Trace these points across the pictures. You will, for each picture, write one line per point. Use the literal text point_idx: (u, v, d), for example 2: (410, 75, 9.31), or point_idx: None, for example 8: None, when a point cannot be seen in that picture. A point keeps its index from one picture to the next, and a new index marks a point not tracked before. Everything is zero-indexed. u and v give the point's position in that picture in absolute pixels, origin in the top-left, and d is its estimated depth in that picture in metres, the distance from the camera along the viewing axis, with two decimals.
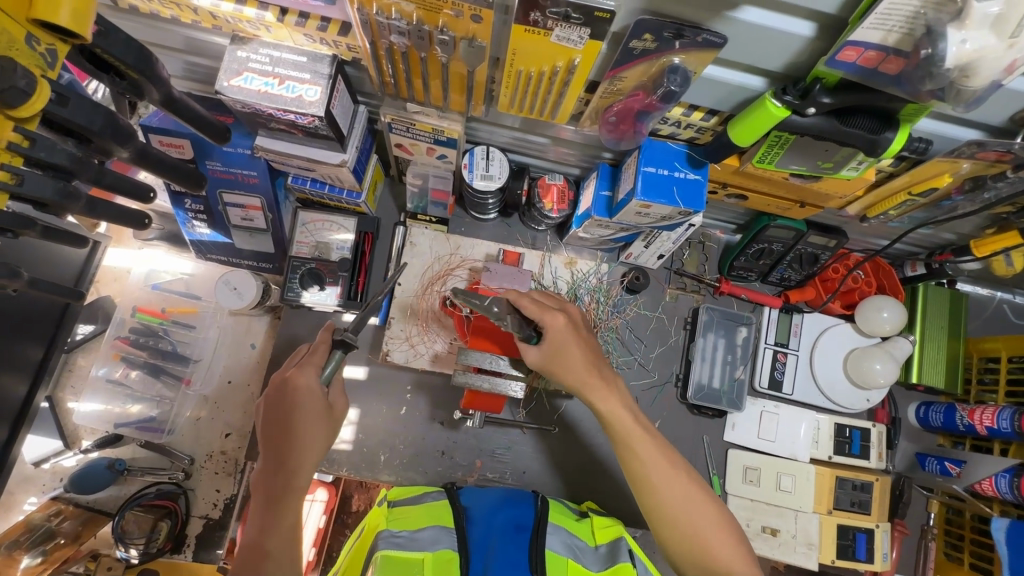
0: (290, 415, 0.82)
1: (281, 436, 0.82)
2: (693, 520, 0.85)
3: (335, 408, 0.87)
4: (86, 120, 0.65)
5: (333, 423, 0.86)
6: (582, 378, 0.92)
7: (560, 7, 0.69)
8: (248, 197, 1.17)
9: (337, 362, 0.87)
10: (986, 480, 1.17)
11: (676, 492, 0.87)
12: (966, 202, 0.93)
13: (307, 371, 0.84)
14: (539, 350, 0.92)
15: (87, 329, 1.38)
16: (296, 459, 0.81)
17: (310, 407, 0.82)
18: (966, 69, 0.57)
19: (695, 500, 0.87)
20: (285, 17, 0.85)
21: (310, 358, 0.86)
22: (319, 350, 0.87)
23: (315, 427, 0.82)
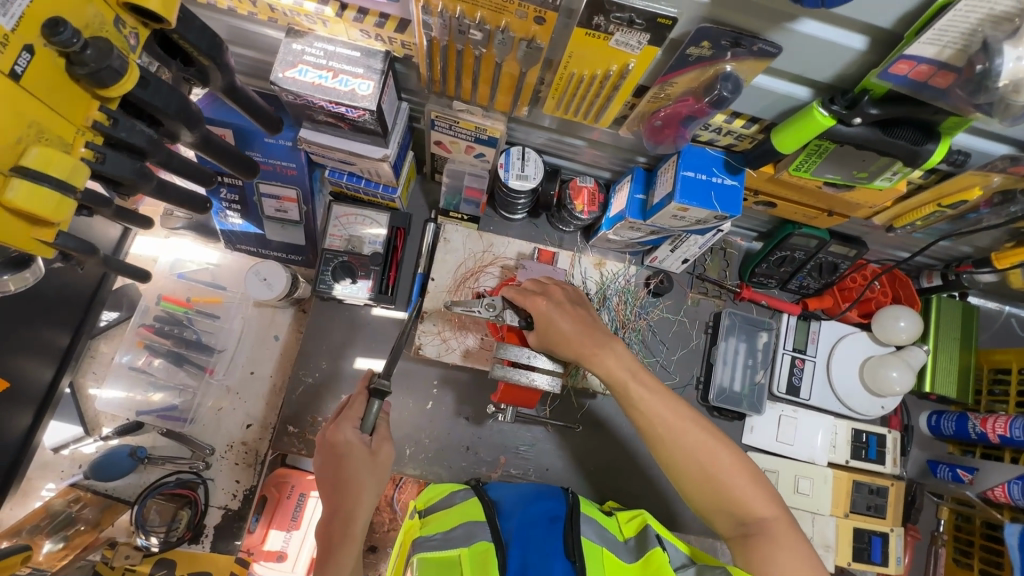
0: (335, 467, 0.88)
1: (332, 488, 0.88)
2: (708, 466, 0.87)
3: (379, 454, 0.91)
4: (163, 103, 0.66)
5: (379, 467, 0.90)
6: (581, 349, 0.95)
7: (625, 13, 0.71)
8: (285, 189, 1.18)
9: (373, 411, 0.94)
10: (998, 486, 1.20)
11: (687, 440, 0.88)
12: (992, 216, 0.97)
13: (344, 425, 0.91)
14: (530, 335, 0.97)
15: (112, 316, 1.37)
16: (346, 505, 0.86)
17: (349, 456, 0.88)
18: (1017, 85, 0.61)
19: (707, 445, 0.88)
20: (344, 12, 0.87)
21: (346, 413, 0.93)
22: (356, 402, 0.95)
23: (359, 474, 0.88)
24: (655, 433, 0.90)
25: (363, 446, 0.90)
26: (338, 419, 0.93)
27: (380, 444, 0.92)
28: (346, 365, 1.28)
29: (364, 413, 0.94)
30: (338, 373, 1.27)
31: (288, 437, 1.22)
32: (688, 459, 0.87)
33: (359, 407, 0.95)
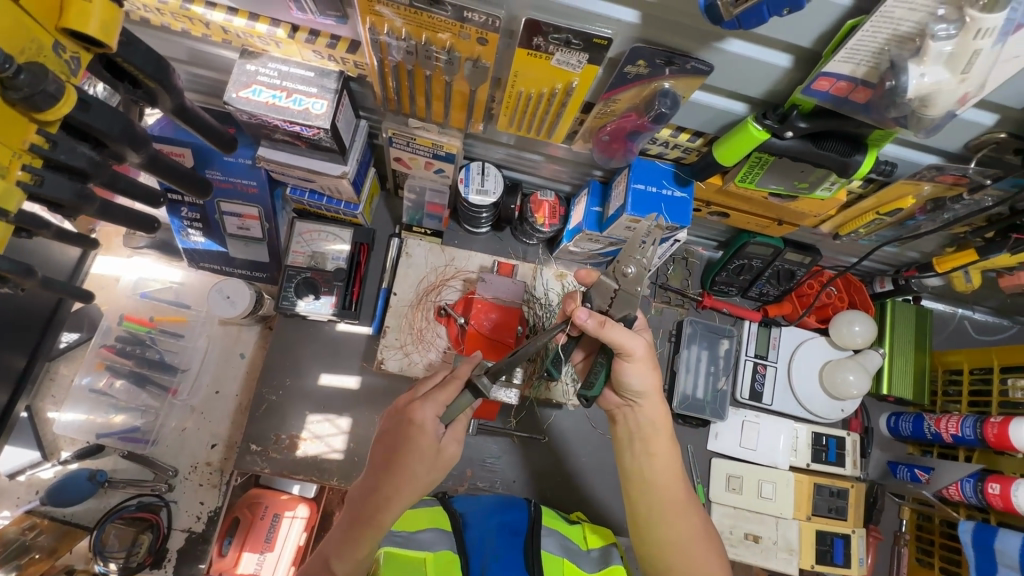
0: (400, 445, 0.82)
1: (388, 465, 0.82)
2: (691, 538, 0.89)
3: (443, 454, 0.85)
4: (106, 125, 0.67)
5: (435, 468, 0.84)
6: (649, 383, 0.89)
7: (562, 34, 0.74)
8: (246, 207, 1.18)
9: (461, 405, 0.85)
10: (952, 485, 1.24)
11: (685, 507, 0.90)
12: (928, 222, 1.02)
13: (430, 406, 0.83)
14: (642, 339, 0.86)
15: (71, 337, 1.35)
16: (390, 490, 0.81)
17: (420, 444, 0.82)
18: (925, 99, 0.65)
19: (698, 521, 0.91)
20: (295, 34, 0.89)
21: (437, 392, 0.84)
22: (451, 386, 0.85)
23: (415, 466, 0.81)
24: (655, 486, 0.90)
25: (435, 440, 0.83)
26: (427, 394, 0.85)
27: (449, 442, 0.86)
28: (311, 381, 1.28)
29: (453, 402, 0.85)
30: (303, 389, 1.27)
31: (251, 456, 1.21)
32: (674, 525, 0.89)
33: (450, 391, 0.86)
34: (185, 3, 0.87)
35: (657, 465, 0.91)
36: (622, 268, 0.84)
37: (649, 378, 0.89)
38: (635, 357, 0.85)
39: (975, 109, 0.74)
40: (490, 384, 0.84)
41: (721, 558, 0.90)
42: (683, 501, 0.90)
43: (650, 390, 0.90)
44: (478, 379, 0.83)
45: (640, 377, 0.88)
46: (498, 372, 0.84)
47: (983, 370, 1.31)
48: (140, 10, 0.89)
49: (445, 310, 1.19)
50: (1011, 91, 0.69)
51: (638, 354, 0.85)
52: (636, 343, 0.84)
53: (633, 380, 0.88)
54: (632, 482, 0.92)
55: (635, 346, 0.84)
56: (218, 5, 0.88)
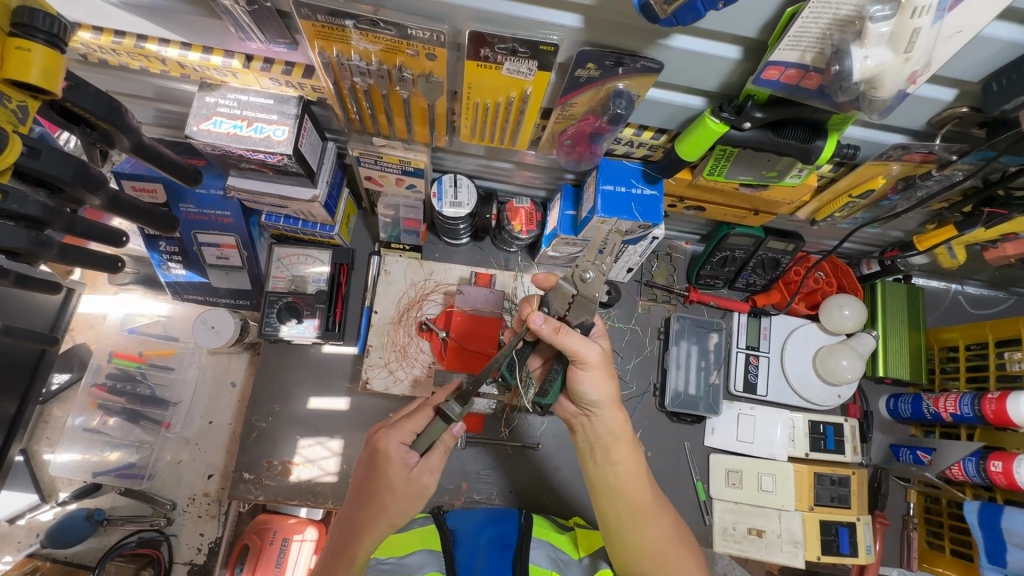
0: (370, 474, 0.83)
1: (362, 494, 0.83)
2: (663, 541, 0.89)
3: (417, 482, 0.83)
4: (58, 170, 0.68)
5: (409, 498, 0.82)
6: (609, 393, 0.88)
7: (507, 44, 0.74)
8: (223, 236, 1.19)
9: (432, 432, 0.84)
10: (955, 465, 1.21)
11: (655, 510, 0.90)
12: (903, 201, 1.00)
13: (396, 434, 0.84)
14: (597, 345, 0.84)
15: (62, 378, 1.37)
16: (363, 519, 0.82)
17: (389, 473, 0.81)
18: (872, 81, 0.64)
19: (668, 524, 0.91)
20: (250, 63, 0.90)
21: (405, 421, 0.85)
22: (420, 414, 0.86)
23: (386, 496, 0.81)
24: (623, 493, 0.89)
25: (405, 468, 0.82)
26: (395, 423, 0.86)
27: (424, 472, 0.83)
28: (300, 405, 1.28)
29: (423, 430, 0.85)
30: (292, 414, 1.27)
31: (244, 484, 1.21)
32: (644, 530, 0.89)
33: (420, 420, 0.87)
34: (139, 41, 0.87)
35: (623, 473, 0.90)
36: (582, 273, 0.83)
37: (607, 388, 0.88)
38: (588, 365, 0.84)
39: (931, 85, 0.73)
40: (458, 410, 0.83)
41: (695, 556, 0.91)
42: (651, 505, 0.90)
43: (609, 400, 0.88)
44: (446, 406, 0.83)
45: (597, 387, 0.86)
46: (466, 397, 0.84)
47: (979, 346, 1.29)
48: (97, 51, 0.91)
49: (426, 325, 1.19)
50: (963, 64, 0.69)
51: (590, 360, 0.83)
52: (589, 350, 0.82)
53: (593, 390, 0.86)
54: (601, 491, 0.91)
55: (588, 352, 0.83)
56: (172, 41, 0.88)
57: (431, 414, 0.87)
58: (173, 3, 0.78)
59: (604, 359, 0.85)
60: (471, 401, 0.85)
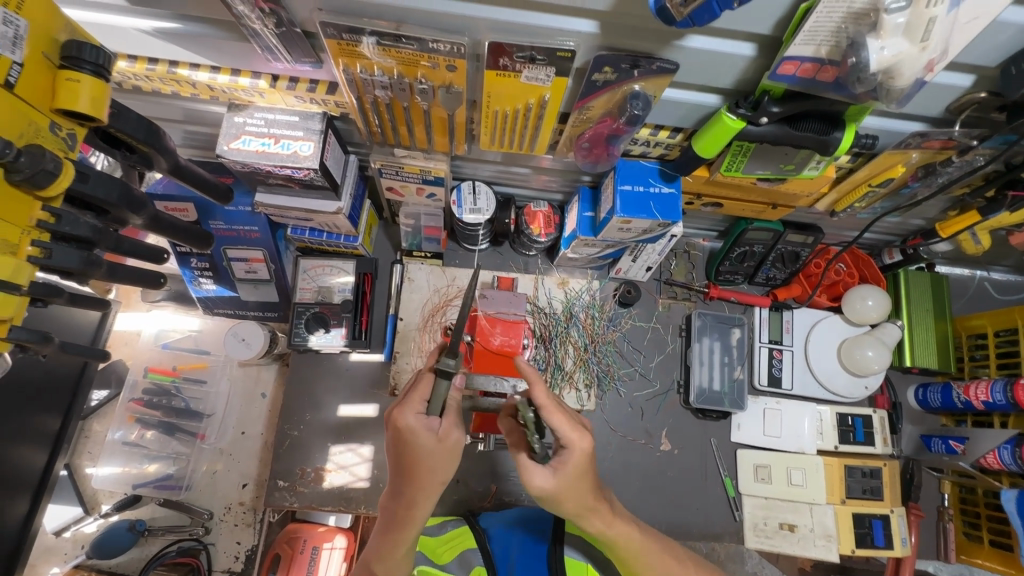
0: (400, 452, 0.79)
1: (401, 473, 0.81)
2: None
3: (448, 440, 0.79)
4: (105, 193, 0.71)
5: (447, 458, 0.79)
6: (583, 501, 0.77)
7: (526, 52, 0.76)
8: (251, 251, 1.22)
9: (440, 393, 0.80)
10: (989, 453, 1.19)
11: (669, 573, 0.87)
12: (924, 188, 1.00)
13: (408, 409, 0.79)
14: (553, 473, 0.74)
15: (101, 395, 1.41)
16: (411, 494, 0.80)
17: (417, 444, 0.78)
18: (889, 72, 0.65)
19: None
20: (277, 83, 0.93)
21: (411, 393, 0.81)
22: (422, 383, 0.82)
23: (424, 465, 0.79)
24: (634, 569, 0.85)
25: (431, 432, 0.78)
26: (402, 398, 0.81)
27: (451, 429, 0.80)
28: (331, 413, 1.31)
29: (432, 395, 0.82)
30: (323, 422, 1.30)
31: (280, 492, 1.24)
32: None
33: (425, 387, 0.83)
34: (171, 67, 0.92)
35: (629, 553, 0.84)
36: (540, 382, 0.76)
37: (583, 495, 0.76)
38: (540, 495, 0.75)
39: (947, 72, 0.74)
40: (454, 364, 0.78)
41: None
42: (665, 570, 0.87)
43: (583, 507, 0.77)
44: (441, 365, 0.78)
45: (560, 507, 0.77)
46: (455, 348, 0.79)
47: (1008, 332, 1.27)
48: (132, 78, 0.95)
49: (452, 329, 1.18)
50: (980, 49, 0.69)
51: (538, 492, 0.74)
52: (535, 481, 0.74)
53: (558, 509, 0.77)
54: (619, 565, 0.87)
55: (536, 485, 0.74)
56: (202, 65, 0.92)
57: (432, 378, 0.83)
58: (205, 29, 0.82)
59: (562, 489, 0.74)
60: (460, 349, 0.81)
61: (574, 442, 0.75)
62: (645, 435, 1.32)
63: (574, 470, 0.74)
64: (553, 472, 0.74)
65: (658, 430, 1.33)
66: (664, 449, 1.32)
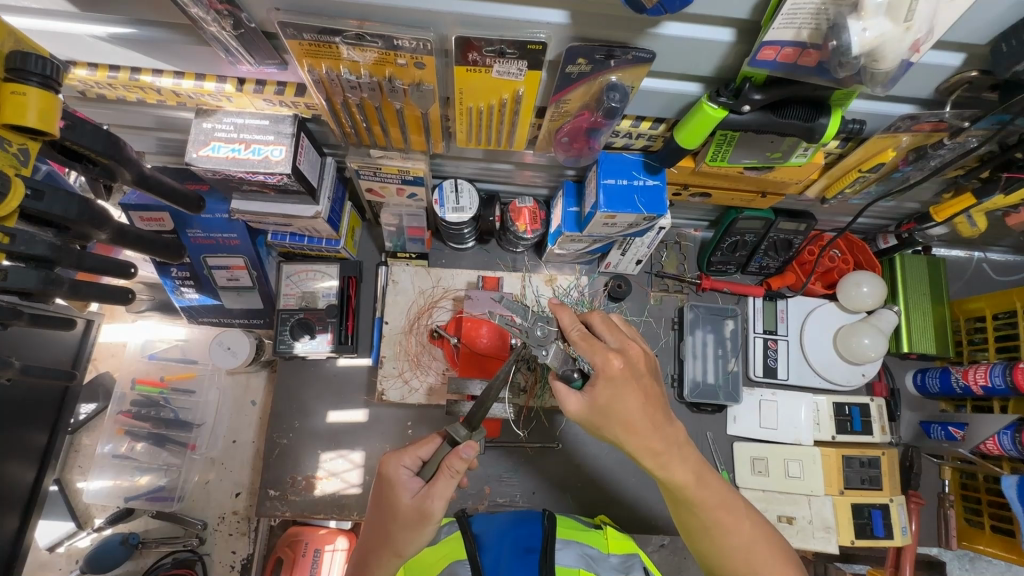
0: (380, 500, 0.84)
1: (375, 524, 0.84)
2: (738, 556, 0.84)
3: (420, 507, 0.79)
4: (62, 209, 0.69)
5: (411, 525, 0.79)
6: (621, 433, 0.80)
7: (495, 46, 0.73)
8: (232, 258, 1.19)
9: (436, 456, 0.84)
10: (990, 439, 1.17)
11: (722, 523, 0.84)
12: (916, 172, 0.97)
13: (400, 459, 0.84)
14: (584, 396, 0.80)
15: (89, 408, 1.40)
16: (373, 548, 0.83)
17: (393, 498, 0.81)
18: (872, 54, 0.62)
19: (744, 532, 0.84)
20: (243, 86, 0.90)
21: (411, 446, 0.86)
22: (426, 441, 0.87)
23: (390, 523, 0.81)
24: (690, 510, 0.85)
25: (408, 492, 0.81)
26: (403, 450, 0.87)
27: (426, 496, 0.79)
28: (321, 420, 1.29)
29: (429, 457, 0.85)
30: (312, 429, 1.28)
31: (271, 501, 1.23)
32: (723, 542, 0.85)
33: (429, 449, 0.87)
34: (133, 74, 0.89)
35: (683, 494, 0.83)
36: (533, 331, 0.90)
37: (622, 424, 0.79)
38: (578, 418, 0.81)
39: (935, 52, 0.71)
40: (463, 434, 0.85)
41: (780, 554, 0.85)
42: (718, 521, 0.84)
43: (630, 433, 0.79)
44: (452, 430, 0.86)
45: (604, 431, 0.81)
46: (472, 421, 0.86)
47: (1007, 315, 1.24)
48: (94, 87, 0.92)
49: (438, 332, 1.18)
50: (969, 27, 0.66)
51: (571, 412, 0.81)
52: (569, 404, 0.81)
53: (604, 434, 0.81)
54: (678, 507, 0.87)
55: (570, 405, 0.81)
56: (165, 71, 0.89)
57: (437, 441, 0.87)
58: (163, 33, 0.79)
59: (596, 410, 0.79)
60: (479, 427, 0.87)
61: (600, 367, 0.80)
62: None
63: (605, 394, 0.79)
64: (583, 395, 0.80)
65: None
66: None
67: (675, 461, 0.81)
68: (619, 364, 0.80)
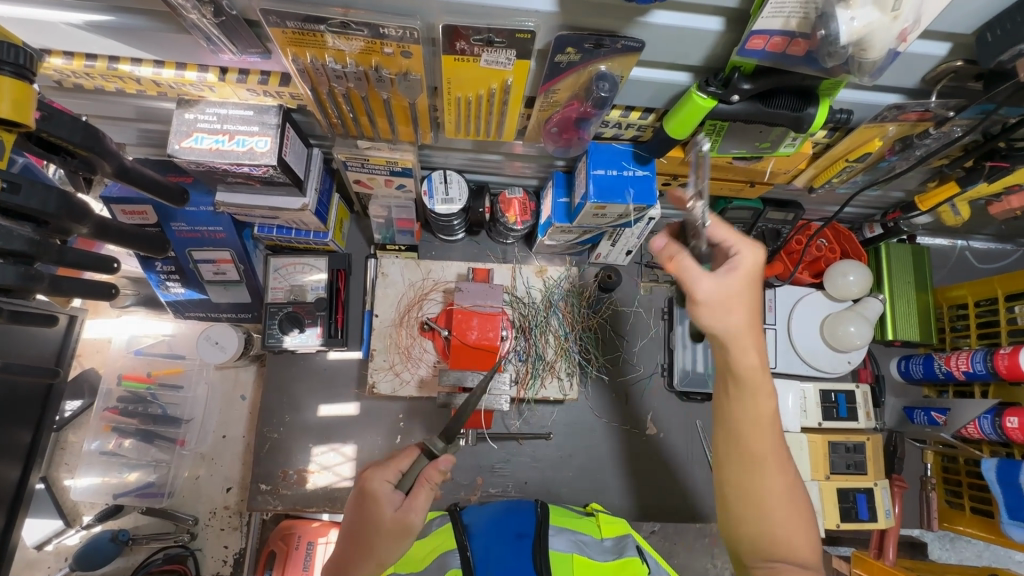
0: (358, 513, 0.81)
1: (349, 536, 0.81)
2: (768, 501, 0.74)
3: (403, 519, 0.79)
4: (40, 203, 0.67)
5: (392, 538, 0.79)
6: (735, 325, 0.72)
7: (483, 35, 0.72)
8: (218, 251, 1.17)
9: (417, 468, 0.84)
10: (970, 424, 1.20)
11: (780, 468, 0.74)
12: (902, 161, 0.98)
13: (380, 475, 0.83)
14: (715, 279, 0.72)
15: (74, 405, 1.38)
16: (351, 555, 0.80)
17: (374, 511, 0.79)
18: (860, 43, 0.62)
19: (791, 485, 0.74)
20: (226, 76, 0.88)
21: (389, 461, 0.85)
22: (404, 455, 0.86)
23: (372, 536, 0.78)
24: (743, 441, 0.75)
25: (390, 506, 0.80)
26: (378, 464, 0.85)
27: (410, 509, 0.80)
28: (311, 414, 1.29)
29: (407, 469, 0.85)
30: (303, 423, 1.28)
31: (262, 495, 1.23)
32: (759, 479, 0.74)
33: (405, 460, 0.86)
34: (112, 63, 0.86)
35: (743, 419, 0.75)
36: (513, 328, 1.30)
37: (739, 318, 0.72)
38: (700, 302, 0.73)
39: (921, 41, 0.71)
40: (442, 446, 0.86)
41: (809, 524, 0.75)
42: (763, 453, 0.74)
43: (740, 332, 0.72)
44: (429, 441, 0.86)
45: (716, 320, 0.72)
46: (450, 433, 0.88)
47: (988, 302, 1.26)
48: (71, 76, 0.90)
49: (428, 325, 1.18)
50: (955, 17, 0.66)
51: (699, 296, 0.73)
52: (700, 284, 0.72)
53: (713, 326, 0.73)
54: (714, 410, 0.79)
55: (699, 287, 0.72)
56: (145, 60, 0.87)
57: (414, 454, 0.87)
58: (141, 21, 0.77)
59: (724, 294, 0.72)
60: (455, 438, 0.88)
61: (743, 248, 0.74)
62: (630, 420, 1.32)
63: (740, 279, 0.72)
64: (716, 276, 0.72)
65: (642, 414, 1.33)
66: (650, 432, 1.32)
67: (756, 384, 0.74)
68: (755, 251, 0.74)
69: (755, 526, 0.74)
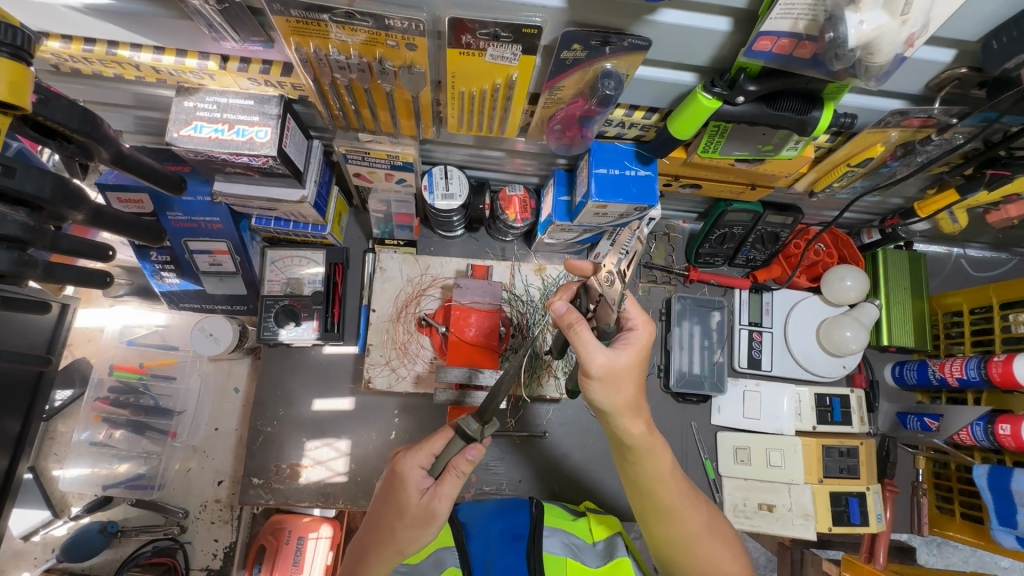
0: (387, 496, 0.83)
1: (376, 514, 0.84)
2: (693, 539, 0.87)
3: (429, 506, 0.79)
4: (36, 187, 0.66)
5: (416, 525, 0.79)
6: (613, 403, 0.78)
7: (489, 29, 0.71)
8: (214, 242, 1.16)
9: (449, 453, 0.83)
10: (963, 430, 1.20)
11: (687, 510, 0.86)
12: (903, 167, 0.98)
13: (412, 458, 0.83)
14: (609, 355, 0.75)
15: (64, 395, 1.36)
16: (375, 534, 0.82)
17: (403, 495, 0.80)
18: (868, 47, 0.62)
19: (703, 518, 0.88)
20: (227, 64, 0.87)
21: (422, 444, 0.84)
22: (438, 436, 0.85)
23: (396, 519, 0.80)
24: (655, 495, 0.85)
25: (418, 491, 0.80)
26: (413, 445, 0.85)
27: (435, 496, 0.80)
28: (306, 408, 1.28)
29: (440, 453, 0.84)
30: (297, 417, 1.27)
31: (255, 489, 1.22)
32: (677, 523, 0.86)
33: (439, 442, 0.85)
34: (110, 48, 0.85)
35: (650, 476, 0.84)
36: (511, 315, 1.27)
37: (620, 394, 0.78)
38: (593, 377, 0.76)
39: (928, 47, 0.71)
40: (475, 428, 0.83)
41: (729, 545, 0.89)
42: (677, 503, 0.86)
43: (626, 404, 0.79)
44: (463, 422, 0.83)
45: (606, 396, 0.77)
46: (484, 415, 0.83)
47: (983, 310, 1.27)
48: (68, 61, 0.88)
49: (426, 321, 1.19)
50: (963, 23, 0.66)
51: (594, 372, 0.75)
52: (594, 360, 0.75)
53: (602, 400, 0.78)
54: (626, 471, 0.87)
55: (594, 363, 0.75)
56: (145, 46, 0.86)
57: (449, 434, 0.86)
58: (142, 5, 0.75)
59: (615, 371, 0.76)
60: (490, 420, 0.84)
61: (639, 327, 0.79)
62: None
63: (638, 350, 0.78)
64: (609, 354, 0.75)
65: None
66: None
67: (650, 444, 0.82)
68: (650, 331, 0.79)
69: (690, 564, 0.88)
